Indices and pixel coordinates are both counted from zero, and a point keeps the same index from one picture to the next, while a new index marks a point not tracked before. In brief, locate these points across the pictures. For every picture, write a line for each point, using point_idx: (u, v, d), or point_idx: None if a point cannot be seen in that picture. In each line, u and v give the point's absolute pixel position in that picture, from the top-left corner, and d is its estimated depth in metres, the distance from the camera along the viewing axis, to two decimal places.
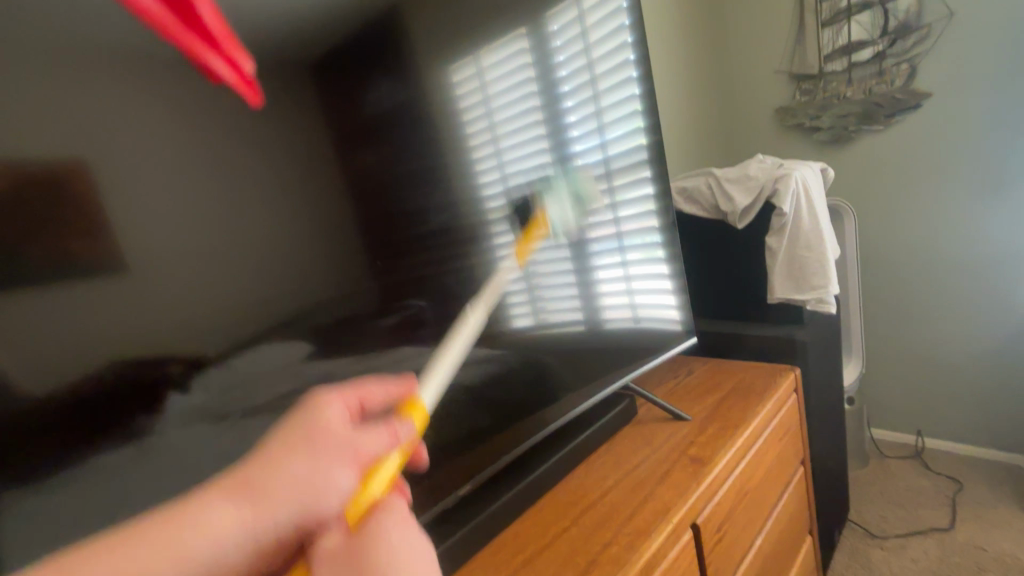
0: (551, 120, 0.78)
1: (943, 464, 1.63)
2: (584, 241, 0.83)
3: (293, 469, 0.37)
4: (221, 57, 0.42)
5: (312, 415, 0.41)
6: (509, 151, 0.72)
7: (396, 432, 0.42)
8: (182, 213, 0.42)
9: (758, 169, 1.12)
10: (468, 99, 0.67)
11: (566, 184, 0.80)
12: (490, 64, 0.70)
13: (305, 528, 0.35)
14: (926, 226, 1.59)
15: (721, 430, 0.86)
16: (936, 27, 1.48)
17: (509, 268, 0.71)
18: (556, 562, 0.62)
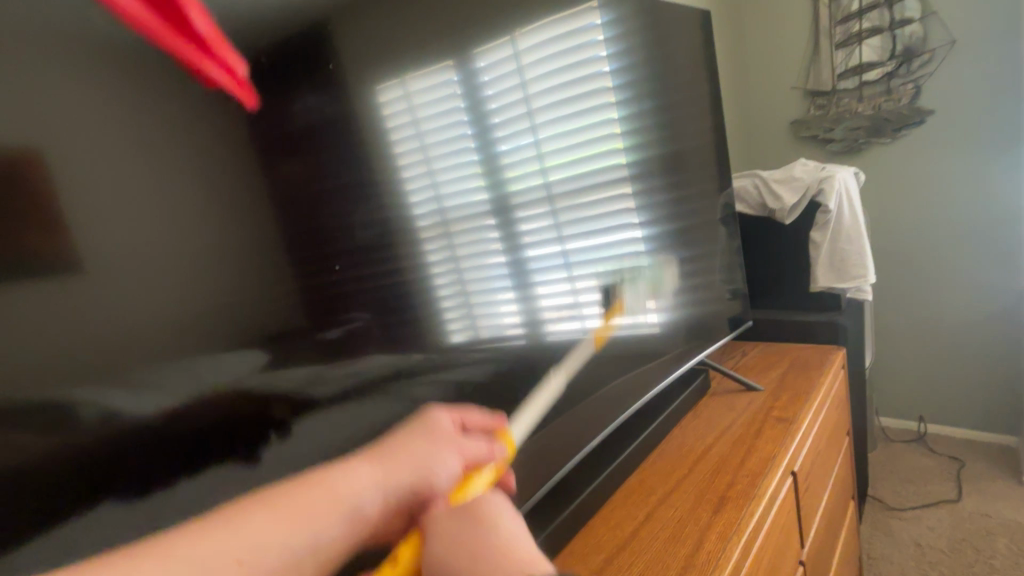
0: (481, 136, 0.66)
1: (945, 445, 1.79)
2: (525, 267, 0.71)
3: (414, 453, 0.50)
4: (216, 64, 0.43)
5: (424, 427, 0.54)
6: (445, 177, 0.61)
7: (489, 448, 0.55)
8: (132, 213, 0.38)
9: (803, 171, 1.25)
10: (393, 120, 0.57)
11: (501, 204, 0.68)
12: (418, 80, 0.60)
13: (422, 493, 0.49)
14: (928, 230, 1.77)
15: (793, 396, 0.97)
16: (939, 52, 1.66)
17: (452, 309, 0.61)
18: (690, 500, 0.71)
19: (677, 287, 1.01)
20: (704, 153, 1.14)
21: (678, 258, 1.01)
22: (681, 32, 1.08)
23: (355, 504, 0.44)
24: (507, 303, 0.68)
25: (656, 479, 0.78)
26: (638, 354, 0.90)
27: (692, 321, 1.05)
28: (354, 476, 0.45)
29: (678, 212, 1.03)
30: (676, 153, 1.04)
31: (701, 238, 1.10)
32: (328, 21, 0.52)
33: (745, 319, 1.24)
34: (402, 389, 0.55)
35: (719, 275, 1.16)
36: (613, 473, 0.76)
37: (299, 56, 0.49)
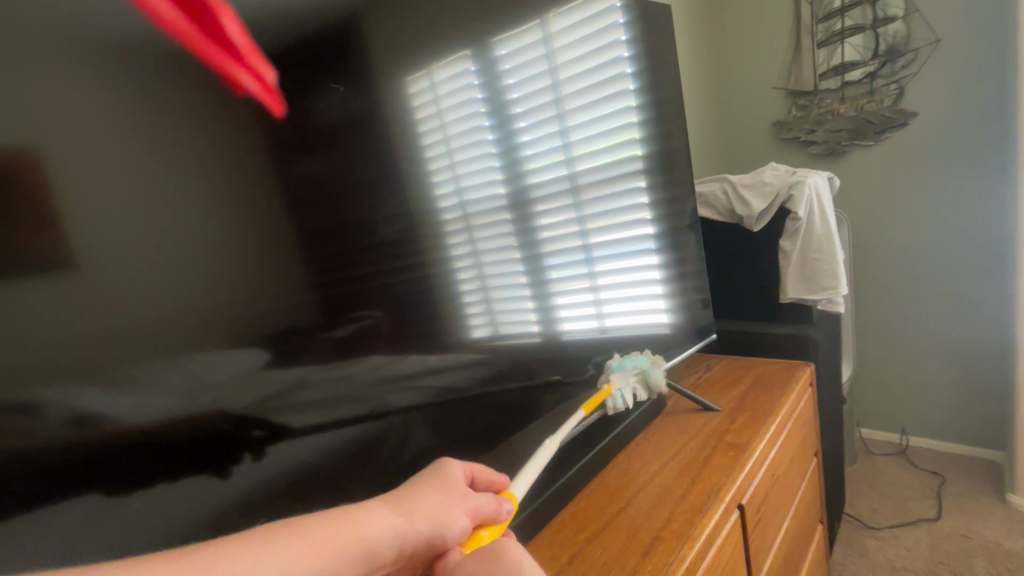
0: (507, 131, 0.69)
1: (927, 460, 1.73)
2: (541, 259, 0.73)
3: (432, 501, 0.47)
4: (246, 71, 0.44)
5: (433, 476, 0.51)
6: (468, 170, 0.63)
7: (501, 505, 0.51)
8: (136, 210, 0.37)
9: (772, 176, 1.19)
10: (420, 111, 0.59)
11: (522, 198, 0.71)
12: (444, 72, 0.62)
13: (436, 545, 0.45)
14: (913, 237, 1.71)
15: (753, 417, 0.91)
16: (922, 51, 1.60)
17: (471, 301, 0.63)
18: (620, 540, 0.65)
19: (674, 284, 1.03)
20: (675, 154, 1.07)
21: (678, 255, 1.04)
22: (654, 24, 1.00)
23: (374, 551, 0.39)
24: (522, 295, 0.70)
25: (592, 511, 0.72)
26: (635, 351, 0.92)
27: (684, 322, 1.06)
28: (374, 517, 0.41)
29: (677, 210, 1.05)
30: (660, 154, 1.00)
31: (682, 243, 1.07)
32: (360, 15, 0.54)
33: (712, 330, 1.18)
34: (384, 395, 0.54)
35: (697, 282, 1.13)
36: (546, 506, 0.70)
37: (292, 51, 0.47)
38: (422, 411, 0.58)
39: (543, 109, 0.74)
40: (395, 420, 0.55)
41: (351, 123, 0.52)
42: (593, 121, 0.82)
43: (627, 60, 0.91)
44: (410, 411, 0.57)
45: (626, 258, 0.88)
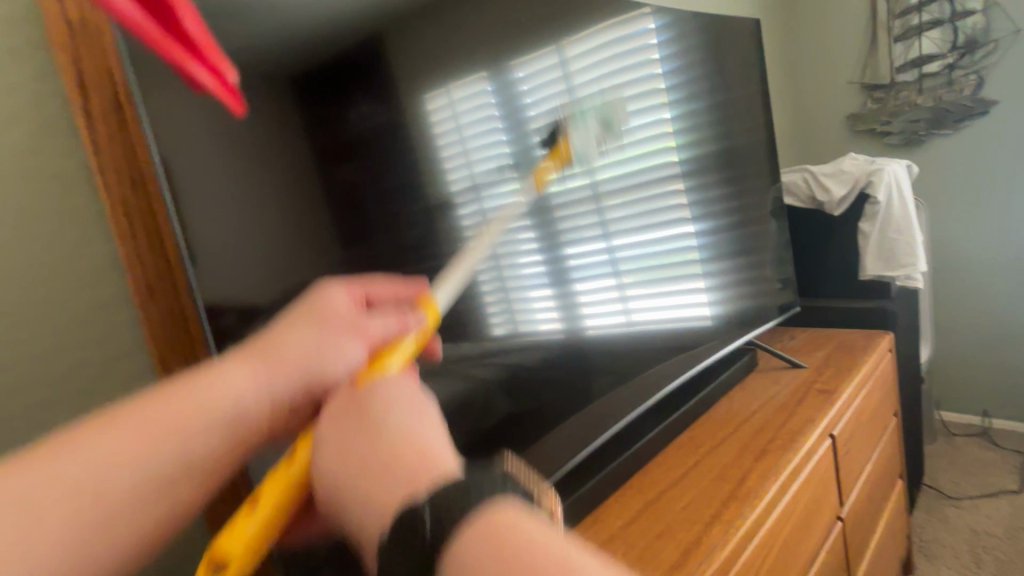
0: (522, 147, 0.72)
1: (1010, 440, 1.77)
2: (563, 262, 0.76)
3: (306, 343, 0.42)
4: (204, 66, 0.42)
5: (313, 302, 0.44)
6: (486, 178, 0.68)
7: (405, 321, 0.45)
8: (251, 204, 0.48)
9: (851, 165, 1.31)
10: (439, 128, 0.63)
11: (543, 207, 0.74)
12: (459, 91, 0.66)
13: (319, 388, 0.42)
14: (994, 222, 1.75)
15: (836, 374, 1.04)
16: (1003, 42, 1.65)
17: (490, 296, 0.67)
18: (734, 451, 0.83)
19: (714, 283, 1.04)
20: (757, 145, 1.23)
21: (713, 251, 1.03)
22: (734, 39, 1.17)
23: (231, 421, 0.38)
24: (540, 291, 0.73)
25: (706, 435, 0.90)
26: (674, 342, 0.95)
27: (728, 313, 1.08)
28: (225, 382, 0.38)
29: (715, 206, 1.05)
30: (701, 155, 1.03)
31: (746, 231, 1.16)
32: (382, 38, 0.59)
33: (796, 304, 1.32)
34: (462, 368, 0.64)
35: (747, 273, 1.15)
36: (668, 432, 0.89)
37: (385, 70, 0.59)
38: (500, 381, 0.69)
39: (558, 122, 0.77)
40: (479, 389, 0.67)
41: (417, 135, 0.61)
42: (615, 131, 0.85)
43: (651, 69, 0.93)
44: (491, 381, 0.68)
45: (647, 253, 0.89)
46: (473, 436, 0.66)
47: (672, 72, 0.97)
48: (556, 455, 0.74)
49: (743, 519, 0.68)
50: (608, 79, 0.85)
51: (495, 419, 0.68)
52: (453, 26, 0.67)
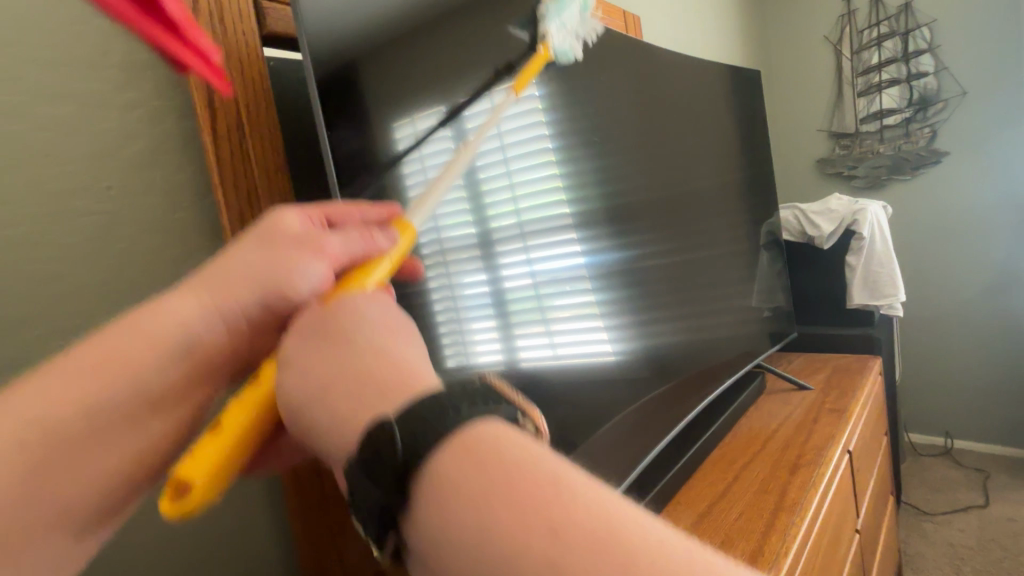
0: (485, 172, 0.66)
1: (971, 459, 1.92)
2: (529, 295, 0.69)
3: (257, 262, 0.38)
4: (190, 50, 0.36)
5: (264, 228, 0.39)
6: (445, 207, 0.61)
7: (372, 240, 0.42)
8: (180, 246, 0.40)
9: (838, 205, 1.45)
10: (404, 160, 0.57)
11: (510, 236, 0.67)
12: (424, 120, 0.60)
13: (276, 306, 0.38)
14: (948, 260, 1.95)
15: (841, 395, 1.12)
16: (952, 101, 1.87)
17: (445, 333, 0.59)
18: (767, 466, 0.89)
19: (687, 327, 1.00)
20: (752, 184, 1.35)
21: (685, 291, 0.99)
22: (730, 90, 1.30)
23: (184, 340, 0.37)
24: (491, 331, 0.63)
25: (735, 453, 0.96)
26: (675, 374, 0.95)
27: (706, 355, 1.05)
28: (179, 304, 0.37)
29: (684, 246, 1.01)
30: (666, 198, 0.99)
31: (744, 265, 1.26)
32: (357, 66, 0.53)
33: (791, 331, 1.42)
34: None
35: (723, 311, 1.14)
36: (702, 450, 0.94)
37: (351, 82, 0.53)
38: None
39: (527, 149, 0.72)
40: None
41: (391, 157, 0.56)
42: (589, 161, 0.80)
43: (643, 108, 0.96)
44: None
45: (603, 299, 0.79)
46: None
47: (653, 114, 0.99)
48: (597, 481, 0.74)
49: (797, 529, 0.72)
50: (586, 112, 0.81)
51: None
52: (457, 63, 0.66)
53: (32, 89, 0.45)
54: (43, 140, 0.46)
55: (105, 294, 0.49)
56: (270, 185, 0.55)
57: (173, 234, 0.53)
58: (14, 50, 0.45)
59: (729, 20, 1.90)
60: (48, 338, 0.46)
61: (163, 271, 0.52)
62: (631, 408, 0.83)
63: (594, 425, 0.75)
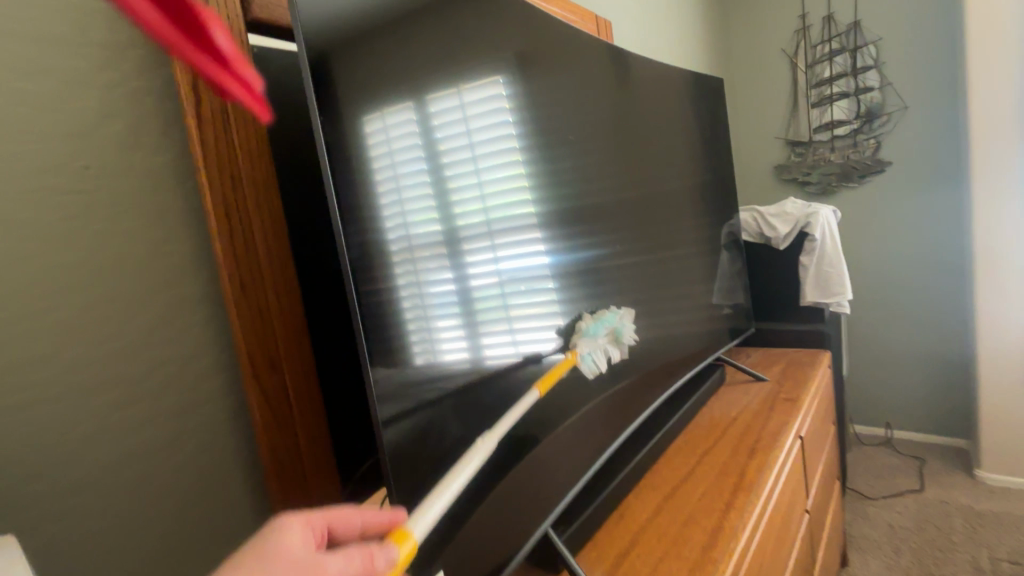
0: (456, 168, 0.65)
1: (909, 447, 2.07)
2: (494, 294, 0.68)
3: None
4: (235, 84, 0.24)
5: (264, 544, 0.38)
6: (415, 203, 0.58)
7: (371, 561, 0.38)
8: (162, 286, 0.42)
9: (792, 208, 1.54)
10: (374, 155, 0.54)
11: (477, 234, 0.67)
12: (395, 114, 0.58)
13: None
14: (890, 262, 2.09)
15: (795, 386, 1.20)
16: (895, 115, 2.00)
17: (414, 334, 0.57)
18: (727, 450, 0.94)
19: (646, 322, 1.04)
20: (714, 186, 1.42)
21: (641, 290, 1.03)
22: (694, 96, 1.36)
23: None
24: (458, 332, 0.62)
25: (698, 439, 1.01)
26: (638, 367, 0.99)
27: (667, 348, 1.10)
28: None
29: (641, 247, 1.05)
30: (630, 198, 1.03)
31: (706, 263, 1.32)
32: (333, 55, 0.52)
33: (749, 327, 1.49)
34: (418, 392, 0.57)
35: (681, 306, 1.19)
36: (667, 438, 0.98)
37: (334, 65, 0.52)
38: (455, 401, 0.62)
39: (494, 148, 0.71)
40: (435, 411, 0.59)
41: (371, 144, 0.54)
42: (550, 164, 0.82)
43: (611, 111, 1.00)
44: (446, 403, 0.60)
45: (563, 298, 0.81)
46: (436, 458, 0.59)
47: (619, 115, 1.03)
48: (567, 466, 0.77)
49: (753, 506, 0.77)
50: (552, 114, 0.84)
51: (455, 440, 0.61)
52: (430, 59, 0.64)
53: (8, 64, 0.44)
54: (20, 118, 0.45)
55: (82, 277, 0.48)
56: (255, 175, 0.55)
57: (152, 219, 0.53)
58: None
59: (695, 29, 1.98)
60: (23, 319, 0.45)
61: (143, 255, 0.52)
62: (596, 398, 0.86)
63: (563, 414, 0.78)
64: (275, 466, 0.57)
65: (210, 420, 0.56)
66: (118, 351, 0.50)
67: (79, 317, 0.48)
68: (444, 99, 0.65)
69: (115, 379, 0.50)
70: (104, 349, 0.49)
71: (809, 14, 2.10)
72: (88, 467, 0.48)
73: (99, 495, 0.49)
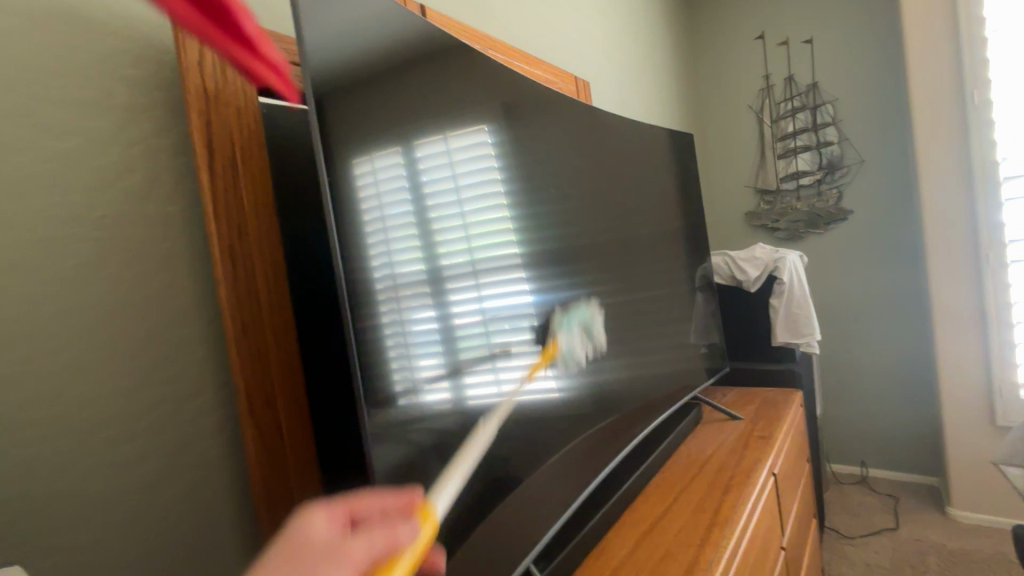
0: (439, 211, 0.70)
1: (884, 486, 2.11)
2: (473, 330, 0.72)
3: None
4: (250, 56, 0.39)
5: (293, 527, 0.40)
6: (401, 244, 0.63)
7: (395, 535, 0.40)
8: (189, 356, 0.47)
9: (761, 253, 1.62)
10: (363, 196, 0.59)
11: (458, 273, 0.71)
12: (382, 159, 0.63)
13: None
14: (857, 304, 2.19)
15: (768, 424, 1.24)
16: (853, 167, 2.15)
17: (396, 367, 0.59)
18: (703, 488, 0.97)
19: (626, 361, 1.08)
20: (688, 232, 1.51)
21: (620, 329, 1.07)
22: (667, 149, 1.46)
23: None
24: (437, 367, 0.65)
25: (675, 477, 1.04)
26: (619, 404, 1.03)
27: (645, 386, 1.14)
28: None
29: (621, 288, 1.10)
30: (610, 242, 1.10)
31: (683, 305, 1.39)
32: (336, 106, 0.58)
33: (725, 367, 1.55)
34: (401, 431, 0.59)
35: (660, 346, 1.24)
36: (646, 476, 1.01)
37: (338, 118, 0.58)
38: (435, 442, 0.64)
39: (478, 193, 0.77)
40: (415, 453, 0.61)
41: (364, 187, 0.59)
42: (533, 208, 0.88)
43: (589, 161, 1.08)
44: (426, 444, 0.62)
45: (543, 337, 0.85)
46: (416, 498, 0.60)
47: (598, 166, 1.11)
48: (545, 504, 0.79)
49: (728, 542, 0.80)
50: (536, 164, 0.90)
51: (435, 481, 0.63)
52: (416, 112, 0.70)
53: (43, 124, 0.49)
54: (50, 171, 0.50)
55: (94, 316, 0.51)
56: (259, 222, 0.60)
57: (163, 263, 0.56)
58: (27, 90, 0.49)
59: (667, 87, 2.13)
60: (37, 356, 0.48)
61: (152, 296, 0.55)
62: (576, 436, 0.89)
63: (544, 449, 0.81)
64: (264, 505, 0.59)
65: (207, 453, 0.58)
66: (122, 387, 0.53)
67: (88, 355, 0.51)
68: (433, 147, 0.71)
69: (118, 415, 0.52)
70: (110, 387, 0.52)
71: (772, 74, 2.28)
72: (88, 501, 0.50)
73: (97, 532, 0.50)
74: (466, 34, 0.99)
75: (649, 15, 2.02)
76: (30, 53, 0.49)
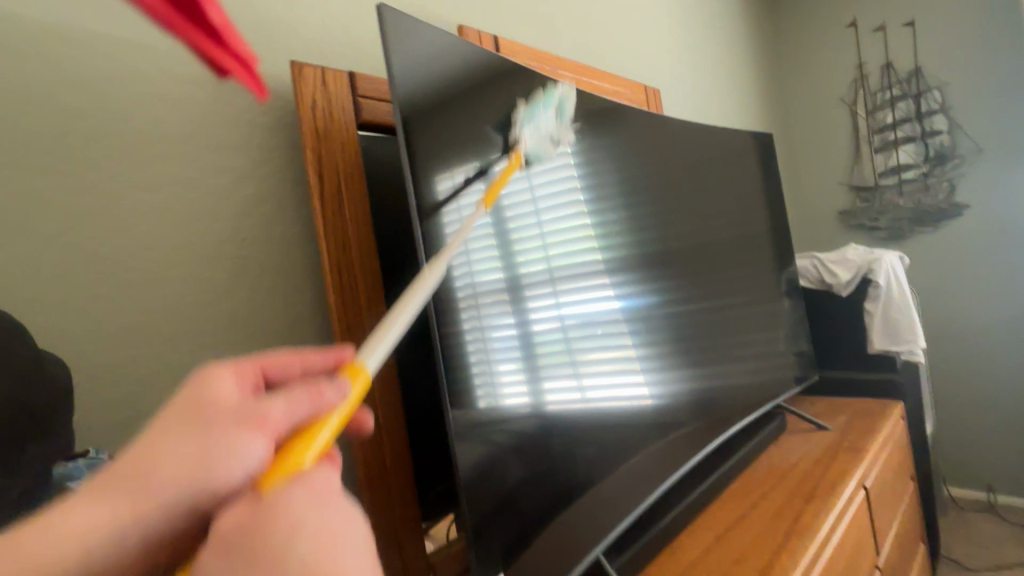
0: (517, 222, 0.75)
1: (1017, 515, 1.86)
2: (548, 335, 0.76)
3: (187, 451, 0.35)
4: None
5: (190, 404, 0.37)
6: (481, 255, 0.69)
7: (319, 397, 0.39)
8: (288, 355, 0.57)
9: (854, 254, 1.51)
10: (444, 214, 0.66)
11: (534, 280, 0.75)
12: (460, 177, 0.70)
13: (210, 502, 0.35)
14: (976, 309, 1.97)
15: (862, 434, 1.17)
16: (968, 157, 1.94)
17: (475, 369, 0.66)
18: (783, 495, 0.95)
19: (705, 365, 1.07)
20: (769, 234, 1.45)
21: (700, 333, 1.06)
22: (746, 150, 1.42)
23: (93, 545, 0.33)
24: (514, 371, 0.70)
25: (754, 484, 1.02)
26: (699, 408, 1.03)
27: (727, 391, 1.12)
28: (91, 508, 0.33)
29: (699, 290, 1.09)
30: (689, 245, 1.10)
31: (766, 309, 1.34)
32: (421, 127, 0.66)
33: (813, 375, 1.47)
34: (481, 432, 0.65)
35: (743, 351, 1.20)
36: (722, 481, 1.00)
37: (421, 138, 0.65)
38: (513, 443, 0.69)
39: (556, 201, 0.81)
40: (493, 453, 0.67)
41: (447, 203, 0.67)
42: (610, 213, 0.90)
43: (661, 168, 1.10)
44: (505, 445, 0.68)
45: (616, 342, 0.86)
46: (496, 494, 0.66)
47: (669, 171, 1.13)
48: (618, 502, 0.82)
49: (808, 549, 0.78)
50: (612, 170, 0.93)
51: (512, 481, 0.69)
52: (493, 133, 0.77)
53: (205, 168, 0.63)
54: (210, 204, 0.63)
55: (241, 319, 0.64)
56: (360, 237, 0.70)
57: (289, 275, 0.69)
58: (193, 142, 0.62)
59: (747, 86, 2.06)
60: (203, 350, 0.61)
61: (279, 302, 0.67)
62: (649, 440, 0.90)
63: (619, 451, 0.84)
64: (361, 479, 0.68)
65: None
66: None
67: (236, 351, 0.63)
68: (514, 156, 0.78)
69: None
70: None
71: (866, 63, 2.13)
72: None
73: None
74: (539, 58, 1.06)
75: (726, 15, 1.97)
76: (195, 113, 0.63)
